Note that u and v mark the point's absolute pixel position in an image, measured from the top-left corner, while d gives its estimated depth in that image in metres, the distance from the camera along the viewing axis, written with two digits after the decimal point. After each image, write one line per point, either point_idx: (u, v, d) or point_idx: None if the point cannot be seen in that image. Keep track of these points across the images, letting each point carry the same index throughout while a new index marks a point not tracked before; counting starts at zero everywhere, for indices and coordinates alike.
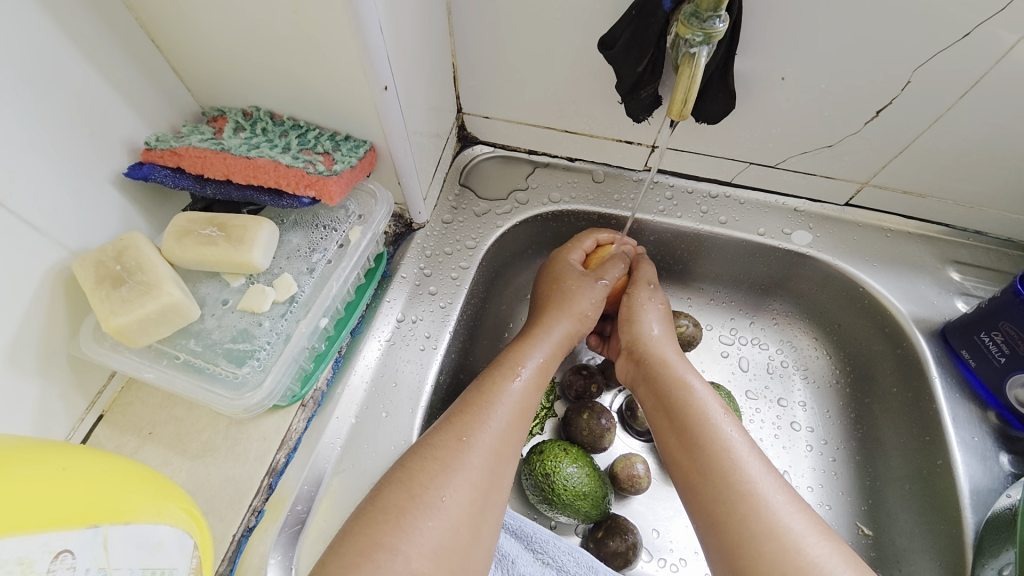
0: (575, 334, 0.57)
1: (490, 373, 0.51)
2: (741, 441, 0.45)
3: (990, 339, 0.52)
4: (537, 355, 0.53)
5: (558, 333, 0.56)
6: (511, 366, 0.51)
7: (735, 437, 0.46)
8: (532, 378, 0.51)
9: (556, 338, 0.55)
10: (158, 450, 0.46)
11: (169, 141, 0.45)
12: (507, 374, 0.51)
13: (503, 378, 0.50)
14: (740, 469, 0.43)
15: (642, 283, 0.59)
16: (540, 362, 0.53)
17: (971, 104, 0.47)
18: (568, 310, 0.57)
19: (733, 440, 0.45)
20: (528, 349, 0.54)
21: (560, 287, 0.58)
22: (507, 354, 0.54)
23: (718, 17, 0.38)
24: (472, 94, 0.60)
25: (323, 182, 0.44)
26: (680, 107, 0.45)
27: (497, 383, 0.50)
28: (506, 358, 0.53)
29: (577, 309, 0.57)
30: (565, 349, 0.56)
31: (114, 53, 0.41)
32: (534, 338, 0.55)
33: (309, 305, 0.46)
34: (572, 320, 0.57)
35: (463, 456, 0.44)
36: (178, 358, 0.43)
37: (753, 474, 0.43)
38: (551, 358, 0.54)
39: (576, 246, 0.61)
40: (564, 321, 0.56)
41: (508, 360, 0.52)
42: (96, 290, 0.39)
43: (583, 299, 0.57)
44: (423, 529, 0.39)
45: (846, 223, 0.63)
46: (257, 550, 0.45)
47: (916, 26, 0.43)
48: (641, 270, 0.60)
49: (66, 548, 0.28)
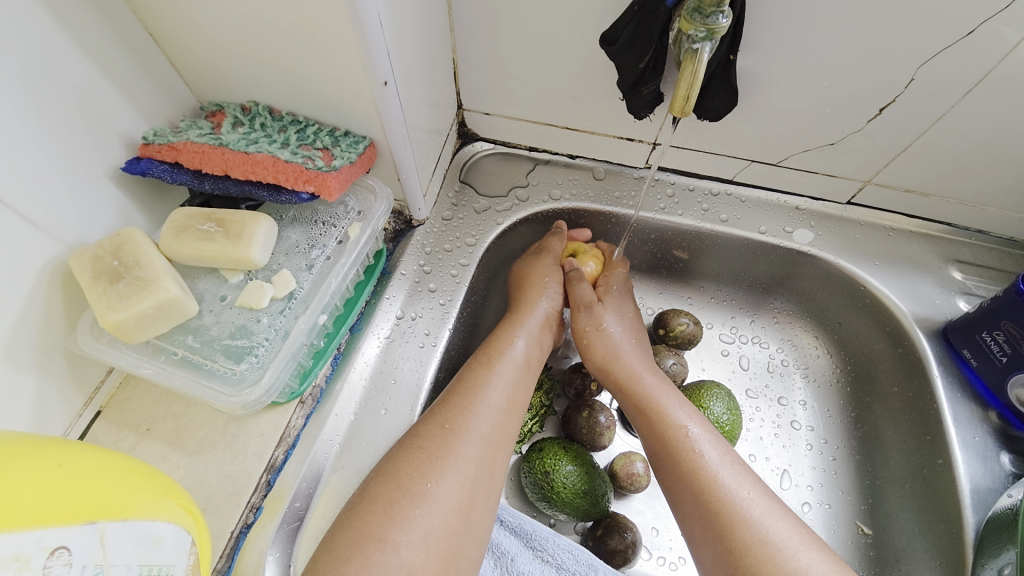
0: (555, 311, 0.59)
1: (475, 360, 0.51)
2: (717, 457, 0.45)
3: (992, 338, 0.52)
4: (519, 337, 0.54)
5: (537, 313, 0.57)
6: (493, 352, 0.52)
7: (712, 454, 0.45)
8: (516, 364, 0.51)
9: (540, 318, 0.57)
10: (156, 446, 0.45)
11: (167, 136, 0.45)
12: (489, 360, 0.51)
13: (485, 364, 0.50)
14: (717, 480, 0.43)
15: (580, 308, 0.59)
16: (523, 347, 0.53)
17: (975, 102, 0.47)
18: (538, 290, 0.59)
19: (711, 458, 0.45)
20: (508, 334, 0.54)
21: (530, 269, 0.60)
22: (489, 340, 0.54)
23: (721, 13, 0.38)
24: (472, 90, 0.60)
25: (322, 177, 0.44)
26: (682, 103, 0.45)
27: (480, 370, 0.50)
28: (488, 345, 0.53)
29: (541, 279, 0.59)
30: (547, 331, 0.57)
31: (111, 47, 0.41)
32: (517, 320, 0.56)
33: (307, 301, 0.46)
34: (548, 297, 0.58)
35: (449, 444, 0.44)
36: (176, 354, 0.43)
37: (730, 486, 0.43)
38: (532, 341, 0.55)
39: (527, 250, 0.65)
40: (541, 302, 0.58)
41: (490, 346, 0.53)
42: (93, 285, 0.39)
43: (545, 275, 0.60)
44: (413, 518, 0.39)
45: (848, 222, 0.63)
46: (255, 547, 0.45)
47: (921, 24, 0.42)
48: (575, 294, 0.60)
49: (63, 545, 0.28)
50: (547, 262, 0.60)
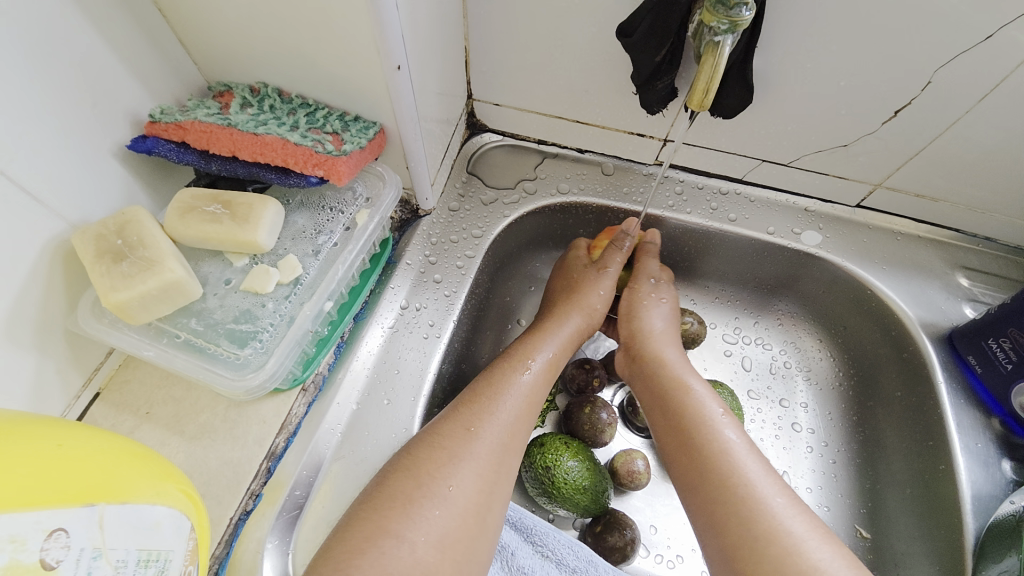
0: (586, 330, 0.58)
1: (503, 361, 0.51)
2: (741, 446, 0.45)
3: (998, 345, 0.51)
4: (549, 346, 0.54)
5: (570, 327, 0.56)
6: (522, 358, 0.51)
7: (734, 438, 0.45)
8: (542, 370, 0.51)
9: (567, 333, 0.56)
10: (155, 430, 0.45)
11: (174, 114, 0.44)
12: (518, 365, 0.50)
13: (513, 369, 0.50)
14: (739, 470, 0.43)
15: (644, 276, 0.59)
16: (551, 355, 0.53)
17: (989, 108, 0.47)
18: (580, 305, 0.58)
19: (732, 441, 0.45)
20: (539, 341, 0.54)
21: (581, 285, 0.59)
22: (518, 346, 0.54)
23: (745, 5, 0.37)
24: (484, 80, 0.59)
25: (332, 162, 0.43)
26: (700, 98, 0.44)
27: (507, 375, 0.49)
28: (516, 350, 0.53)
29: (590, 305, 0.58)
30: (575, 343, 0.57)
31: (119, 22, 0.40)
32: (544, 331, 0.56)
33: (313, 287, 0.45)
34: (582, 314, 0.57)
35: (471, 447, 0.43)
36: (179, 337, 0.42)
37: (754, 476, 0.42)
38: (562, 351, 0.55)
39: (577, 247, 0.63)
40: (575, 316, 0.57)
41: (518, 351, 0.52)
42: (96, 264, 0.38)
43: (596, 295, 0.58)
44: (430, 517, 0.39)
45: (857, 225, 0.62)
46: (254, 534, 0.44)
47: (940, 28, 0.42)
48: (643, 263, 0.60)
49: (61, 527, 0.27)
50: (604, 282, 0.59)
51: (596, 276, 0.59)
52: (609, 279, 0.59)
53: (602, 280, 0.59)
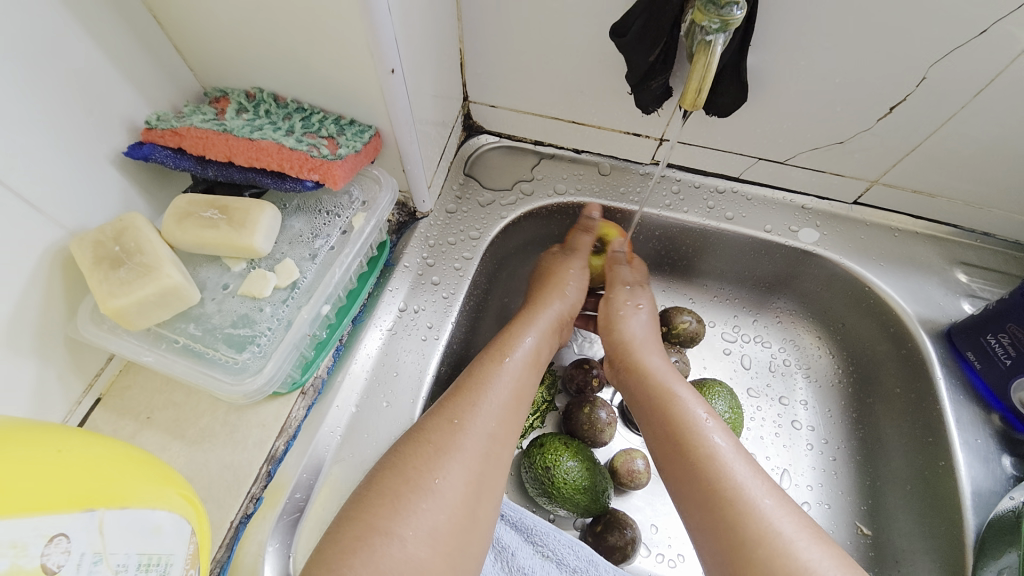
0: (567, 315, 0.59)
1: (487, 354, 0.51)
2: (729, 450, 0.45)
3: (997, 340, 0.51)
4: (530, 334, 0.54)
5: (550, 312, 0.57)
6: (504, 349, 0.52)
7: (722, 444, 0.45)
8: (525, 359, 0.52)
9: (547, 320, 0.56)
10: (156, 435, 0.45)
11: (170, 121, 0.44)
12: (500, 355, 0.51)
13: (496, 359, 0.50)
14: (728, 472, 0.43)
15: (619, 284, 0.60)
16: (534, 343, 0.53)
17: (986, 102, 0.47)
18: (556, 289, 0.59)
19: (720, 446, 0.45)
20: (520, 329, 0.54)
21: (554, 267, 0.61)
22: (500, 336, 0.54)
23: (736, 4, 0.37)
24: (479, 82, 0.59)
25: (327, 166, 0.43)
26: (693, 95, 0.45)
27: (489, 366, 0.49)
28: (498, 340, 0.53)
29: (563, 281, 0.60)
30: (555, 330, 0.58)
31: (115, 30, 0.40)
32: (525, 317, 0.56)
33: (310, 291, 0.46)
34: (560, 300, 0.59)
35: (457, 439, 0.43)
36: (177, 342, 0.43)
37: (741, 478, 0.42)
38: (544, 340, 0.55)
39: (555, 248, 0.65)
40: (553, 301, 0.58)
41: (501, 342, 0.53)
42: (94, 270, 0.39)
43: (568, 275, 0.60)
44: (419, 511, 0.39)
45: (854, 222, 0.62)
46: (255, 537, 0.44)
47: (934, 24, 0.42)
48: (615, 272, 0.61)
49: (61, 532, 0.28)
50: (573, 262, 0.61)
51: (568, 256, 0.62)
52: (581, 258, 0.62)
53: (572, 261, 0.61)
